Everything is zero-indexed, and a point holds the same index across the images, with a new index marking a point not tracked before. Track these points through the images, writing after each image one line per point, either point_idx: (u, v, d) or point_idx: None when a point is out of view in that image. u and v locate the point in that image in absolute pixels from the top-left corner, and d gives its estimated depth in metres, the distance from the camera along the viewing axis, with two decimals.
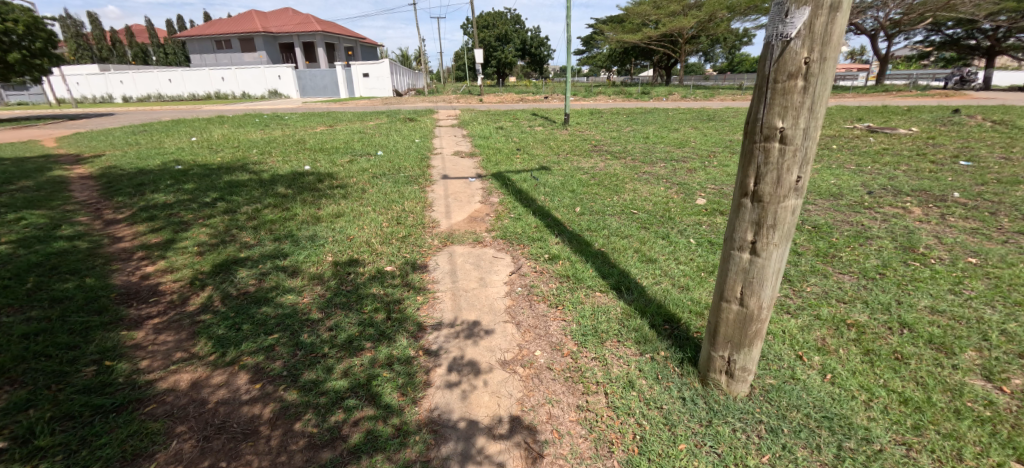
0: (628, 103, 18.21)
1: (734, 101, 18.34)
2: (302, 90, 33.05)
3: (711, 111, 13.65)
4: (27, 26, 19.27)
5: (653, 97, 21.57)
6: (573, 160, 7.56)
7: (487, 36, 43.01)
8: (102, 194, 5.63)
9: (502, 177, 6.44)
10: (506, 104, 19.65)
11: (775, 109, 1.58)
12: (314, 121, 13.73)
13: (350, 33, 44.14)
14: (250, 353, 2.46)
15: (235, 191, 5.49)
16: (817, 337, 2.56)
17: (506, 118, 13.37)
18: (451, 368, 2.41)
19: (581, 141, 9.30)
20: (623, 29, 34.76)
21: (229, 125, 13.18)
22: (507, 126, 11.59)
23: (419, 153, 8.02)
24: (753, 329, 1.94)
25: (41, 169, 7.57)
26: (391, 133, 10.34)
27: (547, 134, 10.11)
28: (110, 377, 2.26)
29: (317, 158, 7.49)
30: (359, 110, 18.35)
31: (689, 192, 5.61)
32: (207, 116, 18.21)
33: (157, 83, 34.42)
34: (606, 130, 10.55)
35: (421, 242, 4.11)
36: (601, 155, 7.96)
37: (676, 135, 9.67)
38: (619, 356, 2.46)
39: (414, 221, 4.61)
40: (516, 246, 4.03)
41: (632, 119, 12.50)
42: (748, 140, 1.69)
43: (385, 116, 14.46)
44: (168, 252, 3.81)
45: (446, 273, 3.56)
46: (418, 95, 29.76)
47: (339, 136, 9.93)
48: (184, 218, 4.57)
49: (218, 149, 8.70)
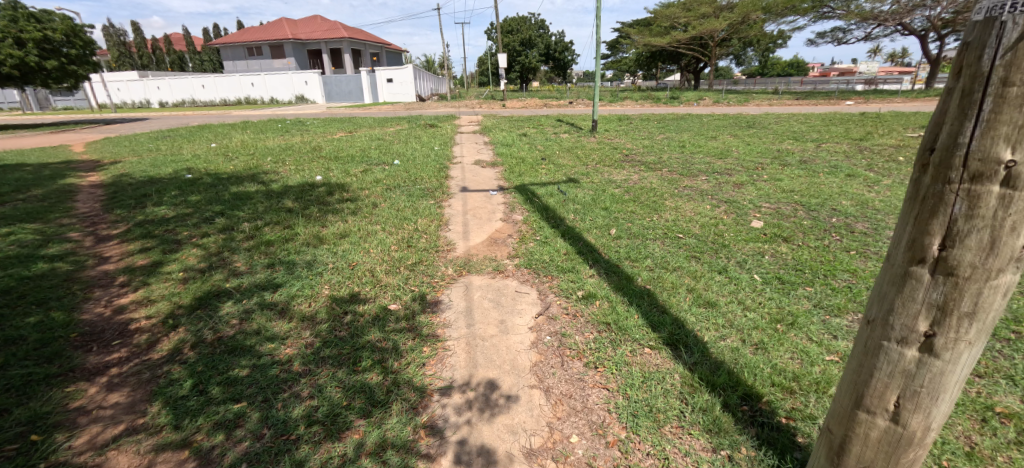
0: (658, 109, 17.46)
1: (773, 106, 17.25)
2: (328, 95, 33.55)
3: (749, 117, 12.76)
4: (65, 33, 20.17)
5: (684, 102, 20.70)
6: (604, 172, 6.90)
7: (511, 40, 42.98)
8: (103, 206, 5.34)
9: (526, 191, 5.88)
10: (530, 110, 19.19)
11: (999, 131, 0.94)
12: (335, 126, 13.62)
13: (375, 38, 44.62)
14: (207, 429, 1.94)
15: (239, 203, 5.09)
16: (959, 434, 1.87)
17: (529, 124, 12.83)
18: (459, 462, 1.83)
19: (610, 150, 8.66)
20: (651, 33, 33.93)
21: (251, 130, 13.21)
22: (531, 132, 11.08)
23: (438, 162, 7.57)
24: (909, 456, 1.29)
25: (56, 177, 7.43)
26: (411, 140, 9.98)
27: (574, 142, 9.51)
28: (31, 461, 1.79)
29: (330, 167, 7.11)
30: (381, 115, 18.34)
31: (742, 211, 4.91)
32: (231, 121, 18.49)
33: (192, 89, 35.89)
34: (637, 138, 9.83)
35: (434, 271, 3.56)
36: (633, 166, 7.32)
37: (715, 143, 8.91)
38: (684, 452, 1.83)
39: (427, 243, 4.08)
40: (544, 279, 3.44)
41: (665, 125, 11.76)
42: (934, 177, 1.06)
43: (406, 121, 14.19)
44: (150, 279, 3.38)
45: (460, 313, 3.00)
46: (442, 100, 29.69)
47: (357, 143, 9.61)
48: (178, 236, 4.17)
49: (234, 156, 8.43)
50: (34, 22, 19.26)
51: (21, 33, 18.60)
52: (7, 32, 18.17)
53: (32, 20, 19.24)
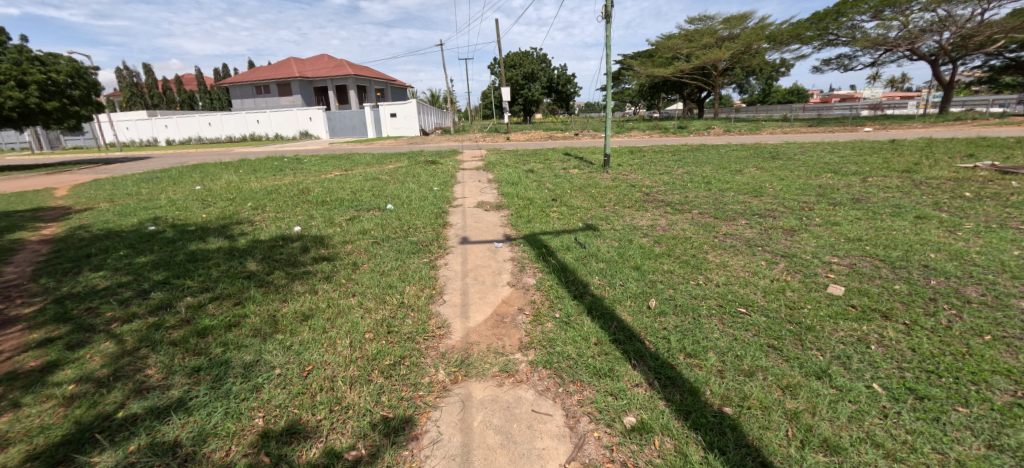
0: (667, 139, 16.85)
1: (788, 135, 16.58)
2: (332, 130, 33.62)
3: (770, 147, 11.98)
4: (70, 75, 20.17)
5: (693, 132, 20.16)
6: (626, 216, 5.99)
7: (514, 74, 43.53)
8: (34, 270, 4.47)
9: (537, 242, 4.98)
10: (535, 143, 18.72)
11: None
12: (333, 164, 13.02)
13: (380, 74, 45.34)
14: None
15: (191, 267, 4.20)
16: None
17: (536, 158, 12.15)
18: None
19: (627, 187, 7.83)
20: (653, 64, 34.06)
21: (244, 170, 12.62)
22: (538, 168, 10.35)
23: (435, 205, 6.74)
24: None
25: (9, 229, 6.65)
26: (408, 179, 9.25)
27: (586, 178, 8.73)
28: None
29: (313, 214, 6.29)
30: (382, 151, 17.88)
31: (808, 269, 3.95)
32: (229, 159, 18.09)
33: (198, 127, 36.26)
34: (654, 173, 9.00)
35: (420, 375, 2.60)
36: (657, 206, 6.45)
37: (742, 178, 8.06)
38: None
39: (415, 325, 3.14)
40: (572, 389, 2.46)
41: (681, 158, 10.98)
42: None
43: (406, 157, 13.60)
44: (24, 395, 2.42)
45: (452, 459, 2.01)
46: (445, 134, 29.51)
47: (350, 183, 8.88)
48: (96, 319, 3.24)
49: (212, 201, 7.65)
50: (38, 65, 19.31)
51: (24, 75, 18.56)
52: (10, 75, 18.13)
53: (36, 63, 19.29)
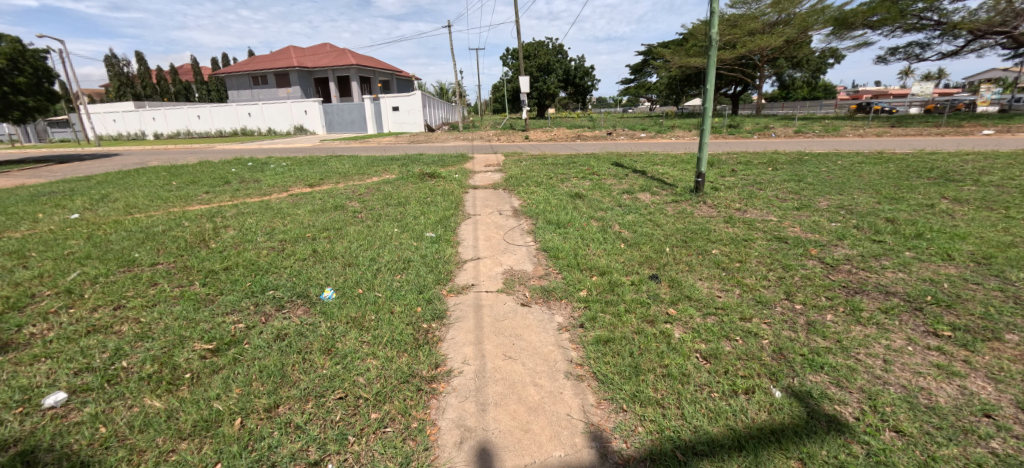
0: (732, 143, 13.35)
1: (888, 138, 13.01)
2: (329, 124, 30.48)
3: (910, 158, 8.40)
4: (11, 58, 16.84)
5: (753, 133, 16.61)
6: (864, 357, 2.53)
7: (529, 65, 40.18)
8: None
9: None
10: (562, 144, 15.32)
11: None
12: (302, 173, 9.75)
13: (385, 65, 42.08)
14: None
15: None
16: None
17: (576, 170, 8.74)
18: None
19: (768, 241, 4.38)
20: (688, 53, 30.29)
21: (181, 179, 9.36)
22: (587, 189, 6.96)
23: (423, 294, 3.33)
24: None
25: None
26: (389, 209, 5.89)
27: (678, 216, 5.30)
28: None
29: (157, 324, 2.90)
30: (376, 153, 14.69)
31: None
32: (191, 160, 14.92)
33: (187, 119, 33.32)
34: (786, 207, 5.54)
35: None
36: (896, 312, 2.98)
37: (968, 225, 4.57)
38: None
39: None
40: None
41: (794, 175, 7.45)
42: None
43: (399, 165, 10.27)
44: None
45: None
46: (454, 130, 26.27)
47: (296, 217, 5.55)
48: None
49: (34, 258, 4.27)
50: None
51: None
52: None
53: None
